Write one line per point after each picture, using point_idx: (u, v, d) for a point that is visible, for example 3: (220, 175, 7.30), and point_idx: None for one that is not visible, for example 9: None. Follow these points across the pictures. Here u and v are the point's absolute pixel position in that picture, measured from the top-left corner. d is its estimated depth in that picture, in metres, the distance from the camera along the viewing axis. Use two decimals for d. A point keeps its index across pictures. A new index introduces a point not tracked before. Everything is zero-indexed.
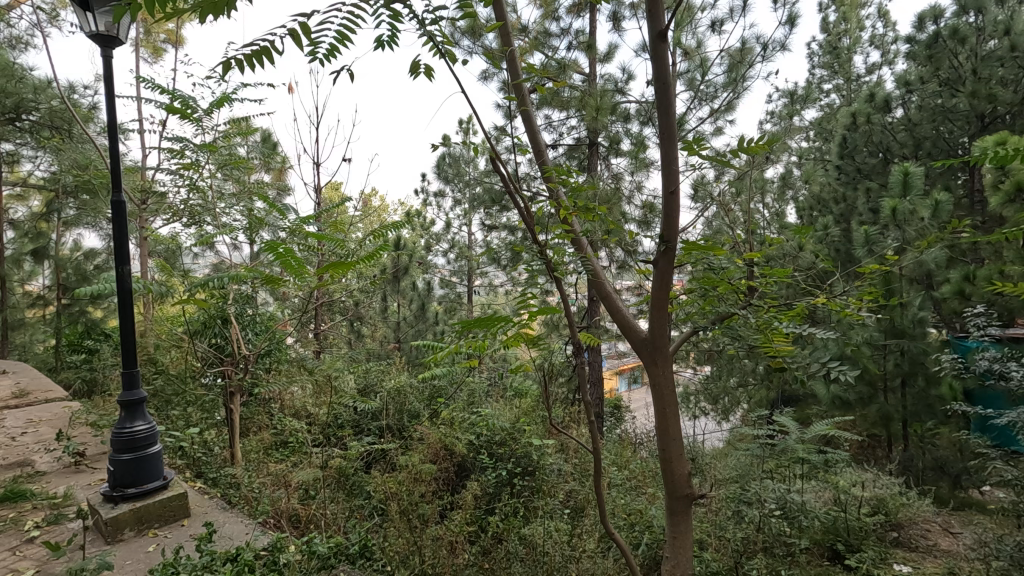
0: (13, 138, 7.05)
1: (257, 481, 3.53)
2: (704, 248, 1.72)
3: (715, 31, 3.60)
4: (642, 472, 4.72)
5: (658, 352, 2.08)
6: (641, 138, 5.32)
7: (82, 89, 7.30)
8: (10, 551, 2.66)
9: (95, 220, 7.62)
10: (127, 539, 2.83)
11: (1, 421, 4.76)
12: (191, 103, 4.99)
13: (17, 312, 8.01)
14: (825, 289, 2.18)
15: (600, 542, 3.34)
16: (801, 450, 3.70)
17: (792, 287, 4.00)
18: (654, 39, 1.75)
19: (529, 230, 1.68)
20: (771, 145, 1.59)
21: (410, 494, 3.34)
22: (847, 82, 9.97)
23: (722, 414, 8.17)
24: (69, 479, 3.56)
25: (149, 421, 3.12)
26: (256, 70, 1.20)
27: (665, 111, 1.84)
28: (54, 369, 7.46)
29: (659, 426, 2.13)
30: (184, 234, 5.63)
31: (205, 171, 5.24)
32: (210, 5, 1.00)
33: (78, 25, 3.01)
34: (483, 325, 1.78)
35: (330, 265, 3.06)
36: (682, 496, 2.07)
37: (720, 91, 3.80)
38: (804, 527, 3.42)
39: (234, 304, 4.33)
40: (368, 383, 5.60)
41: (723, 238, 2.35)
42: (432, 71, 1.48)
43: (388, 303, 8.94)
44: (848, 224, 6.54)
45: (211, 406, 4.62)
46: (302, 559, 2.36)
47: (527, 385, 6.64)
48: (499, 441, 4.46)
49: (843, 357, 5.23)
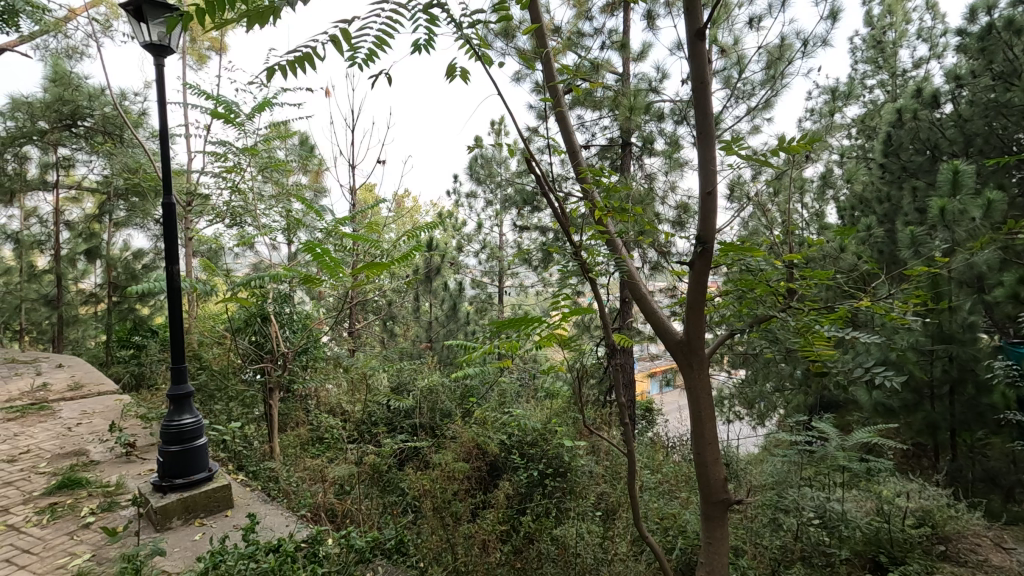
0: (69, 143, 7.53)
1: (296, 476, 3.65)
2: (743, 249, 1.69)
3: (753, 28, 3.51)
4: (675, 476, 4.65)
5: (694, 354, 2.05)
6: (675, 138, 5.26)
7: (133, 96, 7.65)
8: (68, 536, 2.80)
9: (144, 220, 7.93)
10: (175, 527, 2.94)
11: (58, 412, 5.03)
12: (234, 108, 5.18)
13: (72, 309, 8.44)
14: (869, 292, 2.10)
15: (633, 545, 3.29)
16: (841, 458, 3.62)
17: (832, 291, 3.92)
18: (691, 38, 1.76)
19: (563, 231, 1.72)
20: (812, 144, 1.55)
21: (443, 492, 3.39)
22: (892, 77, 9.57)
23: (757, 418, 7.99)
24: (120, 468, 3.73)
25: (195, 414, 3.24)
26: (299, 75, 1.25)
27: (702, 111, 1.83)
28: (105, 364, 7.79)
29: (694, 429, 2.10)
30: (227, 234, 5.83)
31: (246, 173, 5.44)
32: (258, 15, 1.05)
33: (134, 36, 3.16)
34: (517, 325, 1.80)
35: (364, 266, 3.15)
36: (718, 501, 2.03)
37: (757, 89, 3.74)
38: (844, 537, 3.29)
39: (273, 303, 4.49)
40: (401, 381, 5.64)
41: (762, 239, 2.30)
42: (467, 74, 1.54)
43: (420, 304, 8.96)
44: (893, 224, 6.32)
45: (251, 401, 4.78)
46: (341, 552, 2.40)
47: (558, 385, 6.59)
48: (530, 441, 4.43)
49: (887, 363, 5.05)
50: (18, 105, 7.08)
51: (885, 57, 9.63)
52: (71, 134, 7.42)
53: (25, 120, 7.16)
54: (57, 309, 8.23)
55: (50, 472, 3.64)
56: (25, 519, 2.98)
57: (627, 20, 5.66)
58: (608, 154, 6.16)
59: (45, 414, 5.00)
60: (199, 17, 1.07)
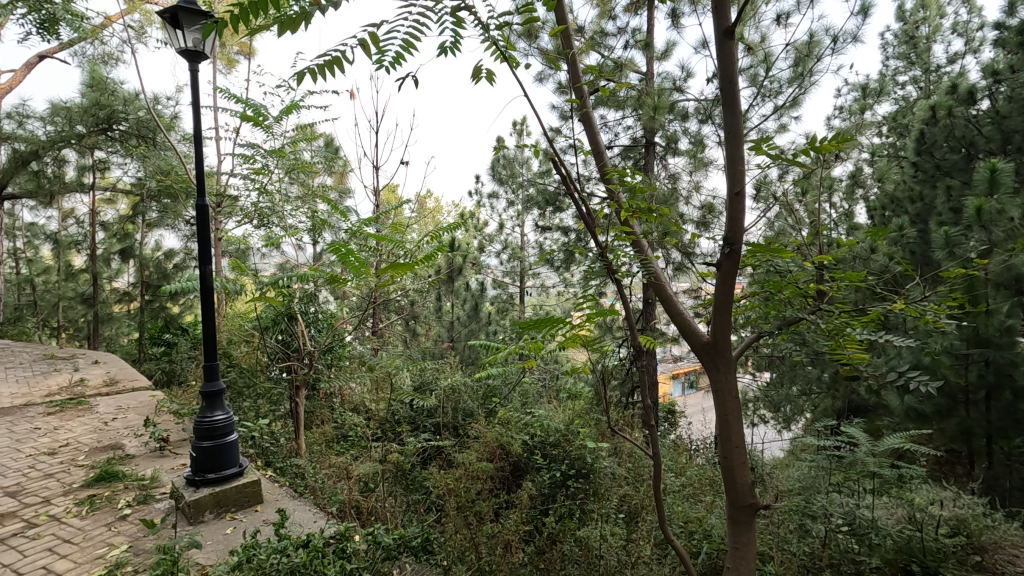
0: (105, 147, 7.73)
1: (321, 474, 3.72)
2: (772, 250, 1.66)
3: (781, 25, 3.45)
4: (699, 480, 4.58)
5: (720, 356, 2.02)
6: (699, 137, 5.20)
7: (166, 100, 7.85)
8: (106, 527, 2.89)
9: (174, 222, 8.10)
10: (207, 521, 3.01)
11: (96, 407, 5.20)
12: (262, 111, 5.28)
13: (107, 307, 8.71)
14: (903, 295, 2.03)
15: (657, 548, 3.26)
16: (872, 464, 3.52)
17: (861, 294, 3.85)
18: (720, 37, 1.75)
19: (589, 231, 1.72)
20: (844, 144, 1.52)
21: (467, 491, 3.41)
22: (926, 73, 9.31)
23: (783, 421, 7.87)
24: (154, 462, 3.83)
25: (226, 411, 3.33)
26: (328, 79, 1.27)
27: (732, 110, 1.81)
28: (137, 361, 8.04)
29: (721, 432, 2.07)
30: (255, 235, 5.94)
31: (275, 176, 5.61)
32: (289, 21, 1.08)
33: (170, 43, 3.25)
34: (541, 326, 1.81)
35: (389, 266, 3.26)
36: (745, 506, 2.00)
37: (784, 86, 3.67)
38: (874, 545, 3.19)
39: (300, 303, 4.57)
40: (423, 380, 5.66)
41: (790, 240, 2.26)
42: (492, 76, 1.55)
43: (442, 303, 9.02)
44: (926, 225, 6.16)
45: (277, 398, 4.88)
46: (368, 548, 2.43)
47: (580, 386, 6.58)
48: (553, 441, 4.42)
49: (919, 367, 4.91)
50: (58, 110, 7.33)
51: (918, 52, 9.35)
52: (106, 138, 7.62)
53: (64, 124, 7.39)
54: (92, 307, 8.49)
55: (88, 465, 3.76)
56: (66, 510, 3.08)
57: (650, 19, 5.63)
58: (631, 153, 6.14)
59: (83, 408, 5.17)
60: (233, 23, 1.10)
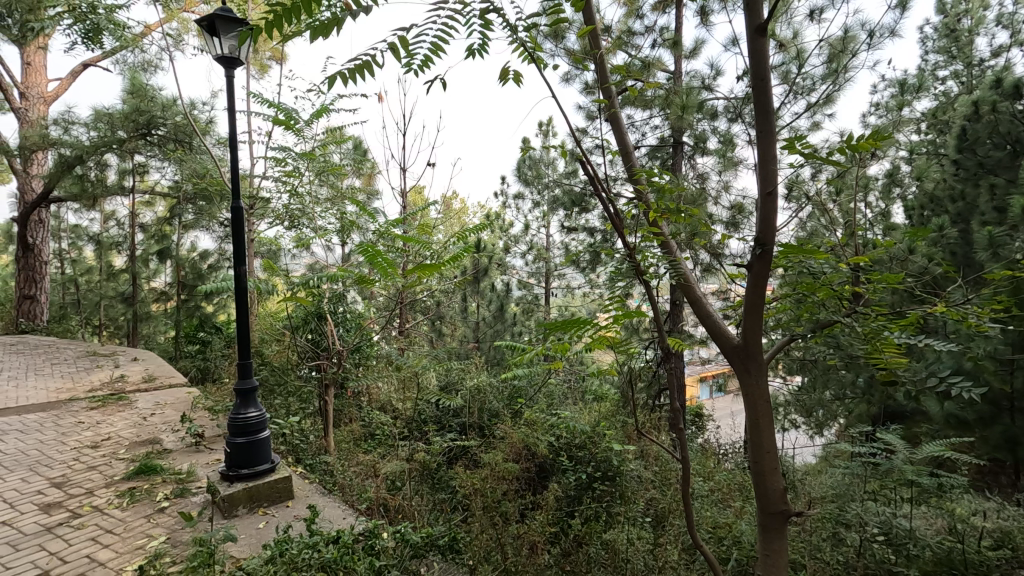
0: (144, 151, 7.95)
1: (350, 471, 3.79)
2: (806, 251, 1.62)
3: (814, 20, 3.37)
4: (728, 484, 4.51)
5: (751, 359, 1.98)
6: (729, 136, 5.11)
7: (201, 105, 8.09)
8: (145, 519, 2.99)
9: (209, 223, 8.31)
10: (241, 515, 3.08)
11: (136, 402, 5.39)
12: (293, 115, 5.40)
13: (145, 305, 9.01)
14: (944, 298, 1.96)
15: (685, 553, 3.21)
16: (909, 472, 3.39)
17: (899, 296, 3.73)
18: (752, 34, 1.73)
19: (617, 232, 1.70)
20: (881, 141, 1.47)
21: (493, 491, 3.43)
22: (968, 67, 8.95)
23: (815, 427, 7.68)
24: (191, 457, 3.95)
25: (259, 408, 3.41)
26: (359, 83, 1.29)
27: (763, 108, 1.77)
28: (173, 358, 8.29)
29: (751, 437, 2.03)
30: (286, 236, 6.07)
31: (306, 179, 5.79)
32: (321, 28, 1.10)
33: (207, 51, 3.34)
34: (568, 326, 1.80)
35: (416, 268, 3.29)
36: (776, 512, 1.95)
37: (818, 83, 3.58)
38: (913, 556, 3.05)
39: (329, 303, 4.65)
40: (449, 380, 5.68)
41: (824, 241, 2.20)
42: (519, 77, 1.56)
43: (467, 304, 9.08)
44: (968, 225, 5.93)
45: (307, 396, 4.97)
46: (396, 546, 2.47)
47: (606, 389, 6.53)
48: (578, 443, 4.40)
49: (960, 372, 4.73)
50: (101, 116, 7.60)
51: (960, 46, 9.00)
52: (145, 142, 7.85)
53: (106, 129, 7.66)
54: (131, 306, 8.79)
55: (129, 458, 3.90)
56: (108, 502, 3.20)
57: (678, 17, 5.56)
58: (658, 153, 6.08)
59: (123, 404, 5.36)
60: (268, 29, 1.12)
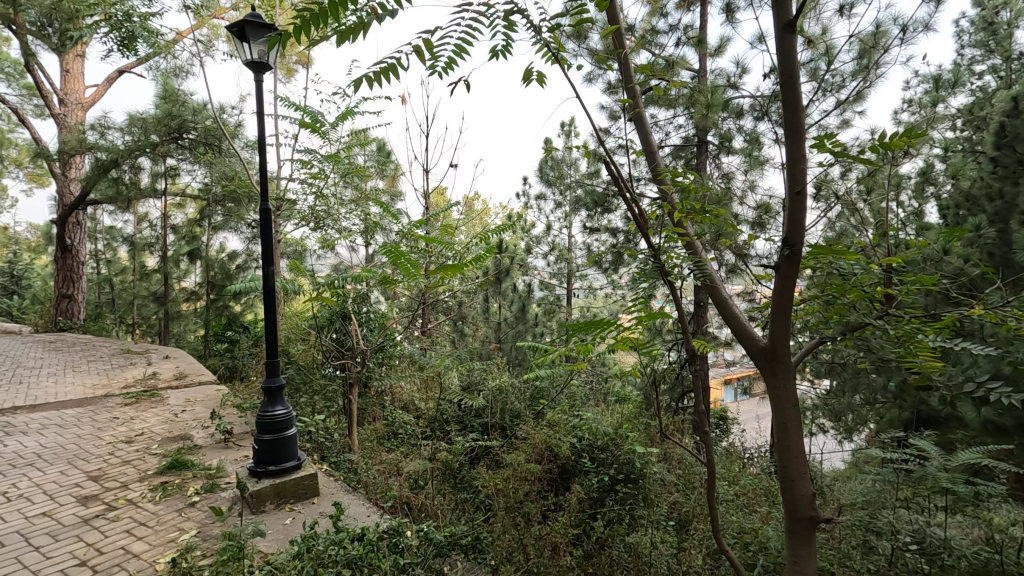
0: (176, 155, 8.20)
1: (374, 469, 3.83)
2: (836, 252, 1.58)
3: (844, 16, 3.29)
4: (754, 489, 4.43)
5: (778, 361, 1.95)
6: (755, 135, 5.04)
7: (231, 109, 8.29)
8: (177, 512, 3.07)
9: (237, 225, 8.49)
10: (268, 511, 3.14)
11: (167, 399, 5.54)
12: (319, 117, 5.49)
13: (176, 305, 9.25)
14: (982, 300, 1.89)
15: (709, 558, 3.17)
16: (944, 479, 3.28)
17: (933, 298, 3.62)
18: (780, 31, 1.70)
19: (641, 232, 1.69)
20: (916, 139, 1.42)
21: (516, 492, 3.44)
22: (1007, 61, 8.64)
23: (844, 432, 7.49)
24: (220, 453, 4.05)
25: (286, 406, 3.47)
26: (384, 86, 1.32)
27: (792, 106, 1.74)
28: (203, 357, 8.48)
29: (779, 442, 1.99)
30: (311, 237, 6.18)
31: (331, 181, 5.88)
32: (348, 32, 1.13)
33: (238, 56, 3.43)
34: (591, 327, 1.80)
35: (440, 269, 3.31)
36: (804, 519, 1.90)
37: (847, 80, 3.51)
38: (947, 566, 2.93)
39: (353, 303, 4.71)
40: (471, 381, 5.70)
41: (854, 242, 2.15)
42: (543, 78, 1.56)
43: (490, 305, 9.24)
44: (1007, 224, 5.72)
45: (332, 395, 5.05)
46: (419, 544, 2.49)
47: (629, 390, 6.48)
48: (601, 445, 4.36)
49: (999, 377, 4.56)
50: (135, 121, 7.85)
51: (998, 39, 8.69)
52: (177, 146, 8.08)
53: (140, 134, 7.89)
54: (163, 305, 9.04)
55: (161, 453, 4.01)
56: (142, 495, 3.30)
57: (703, 15, 5.50)
58: (683, 153, 6.02)
59: (156, 400, 5.52)
60: (297, 34, 1.14)
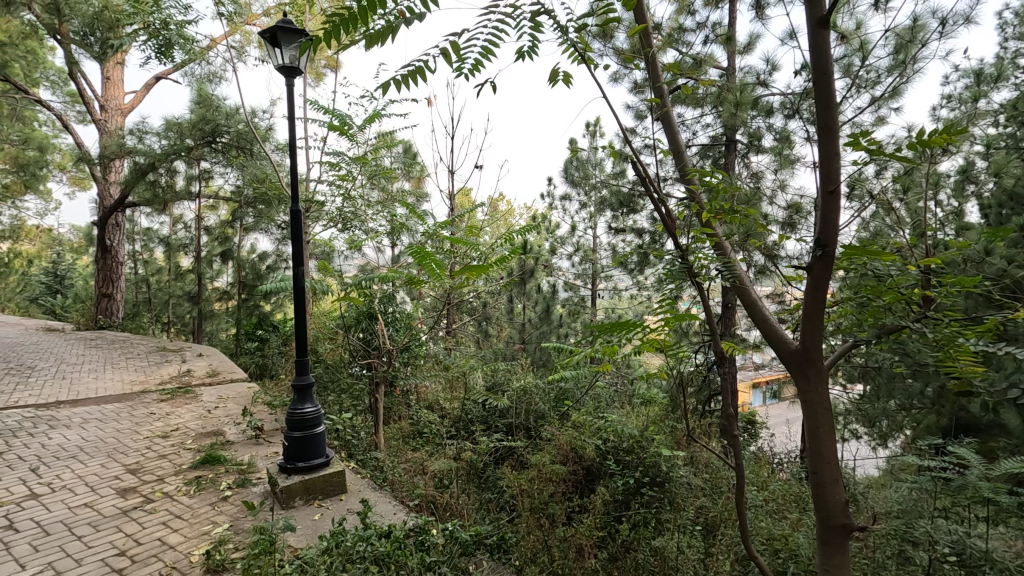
0: (210, 158, 8.42)
1: (400, 467, 3.87)
2: (870, 253, 1.53)
3: (880, 10, 3.20)
4: (784, 494, 4.34)
5: (810, 364, 1.90)
6: (786, 133, 4.93)
7: (262, 113, 8.47)
8: (210, 506, 3.16)
9: (267, 226, 8.67)
10: (297, 506, 3.20)
11: (201, 396, 5.69)
12: (347, 120, 5.58)
13: (209, 304, 9.50)
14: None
15: (738, 564, 3.11)
16: (986, 489, 3.17)
17: (975, 301, 3.49)
18: (813, 26, 1.65)
19: (668, 233, 1.68)
20: (957, 135, 1.36)
21: (541, 493, 3.45)
22: None
23: (878, 438, 7.27)
24: (252, 448, 4.15)
25: (314, 404, 3.53)
26: (412, 88, 1.34)
27: (825, 103, 1.69)
28: (234, 355, 8.70)
29: (811, 447, 1.94)
30: (339, 238, 6.28)
31: (358, 182, 5.97)
32: (377, 36, 1.14)
33: (270, 61, 3.50)
34: (617, 329, 1.79)
35: (466, 270, 3.33)
36: (837, 526, 1.86)
37: (883, 76, 3.41)
38: None
39: (380, 303, 4.78)
40: (495, 381, 5.71)
41: (889, 242, 2.09)
42: (570, 78, 1.56)
43: (513, 305, 9.33)
44: None
45: (359, 394, 5.12)
46: (445, 543, 2.52)
47: (655, 392, 6.40)
48: (626, 448, 4.31)
49: None
50: (171, 125, 8.09)
51: None
52: (211, 150, 8.30)
53: (175, 138, 8.10)
54: (197, 304, 9.30)
55: (195, 448, 4.14)
56: (177, 488, 3.40)
57: (732, 12, 5.41)
58: (711, 152, 5.93)
59: (190, 397, 5.68)
60: (326, 38, 1.16)
